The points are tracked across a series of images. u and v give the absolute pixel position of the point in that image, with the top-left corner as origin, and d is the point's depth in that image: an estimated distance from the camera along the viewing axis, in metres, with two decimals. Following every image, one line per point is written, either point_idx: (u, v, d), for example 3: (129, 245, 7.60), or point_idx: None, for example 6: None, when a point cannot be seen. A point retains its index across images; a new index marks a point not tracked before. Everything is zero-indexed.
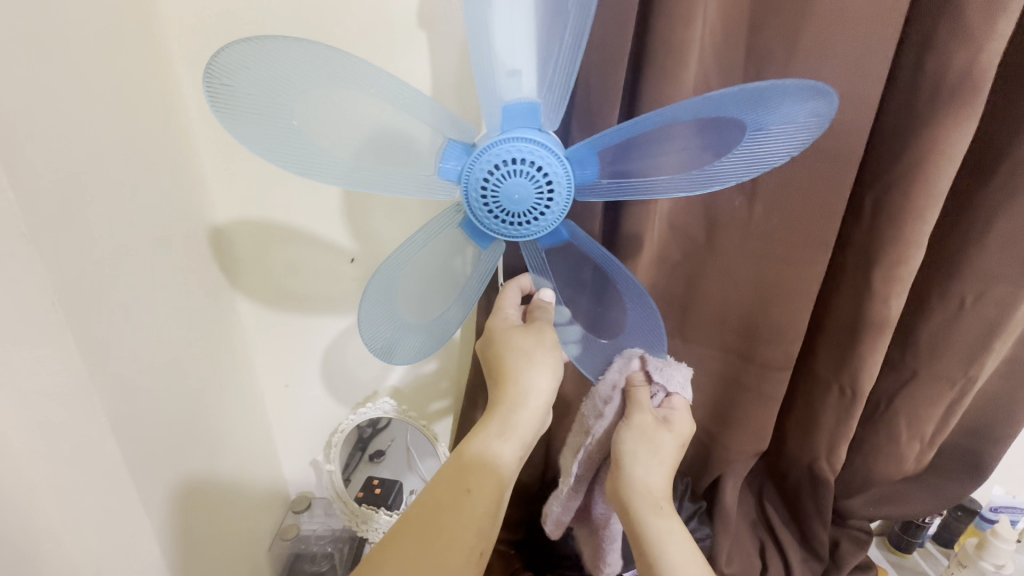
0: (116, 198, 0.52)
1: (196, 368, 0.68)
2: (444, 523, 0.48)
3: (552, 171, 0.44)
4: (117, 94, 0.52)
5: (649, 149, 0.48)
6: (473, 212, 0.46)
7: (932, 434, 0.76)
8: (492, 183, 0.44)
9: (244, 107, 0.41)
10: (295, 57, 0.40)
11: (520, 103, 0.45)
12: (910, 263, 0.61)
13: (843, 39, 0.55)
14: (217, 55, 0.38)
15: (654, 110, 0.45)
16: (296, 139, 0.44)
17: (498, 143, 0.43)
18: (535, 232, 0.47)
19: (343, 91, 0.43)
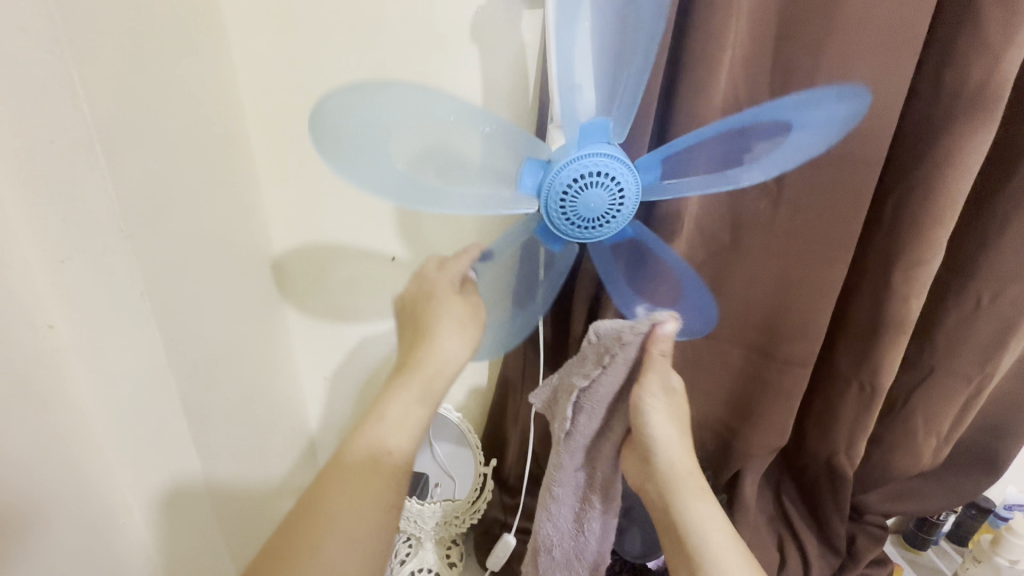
0: (192, 199, 0.56)
1: (251, 359, 0.72)
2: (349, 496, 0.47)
3: (626, 182, 0.47)
4: (195, 99, 0.56)
5: (701, 159, 0.51)
6: (549, 218, 0.49)
7: (948, 431, 0.78)
8: (572, 193, 0.47)
9: (349, 148, 0.44)
10: (394, 93, 0.44)
11: (591, 121, 0.49)
12: (930, 264, 0.64)
13: (868, 51, 0.58)
14: (323, 103, 0.41)
15: (697, 127, 0.49)
16: (397, 175, 0.47)
17: (582, 157, 0.46)
18: (602, 239, 0.50)
19: (429, 125, 0.46)
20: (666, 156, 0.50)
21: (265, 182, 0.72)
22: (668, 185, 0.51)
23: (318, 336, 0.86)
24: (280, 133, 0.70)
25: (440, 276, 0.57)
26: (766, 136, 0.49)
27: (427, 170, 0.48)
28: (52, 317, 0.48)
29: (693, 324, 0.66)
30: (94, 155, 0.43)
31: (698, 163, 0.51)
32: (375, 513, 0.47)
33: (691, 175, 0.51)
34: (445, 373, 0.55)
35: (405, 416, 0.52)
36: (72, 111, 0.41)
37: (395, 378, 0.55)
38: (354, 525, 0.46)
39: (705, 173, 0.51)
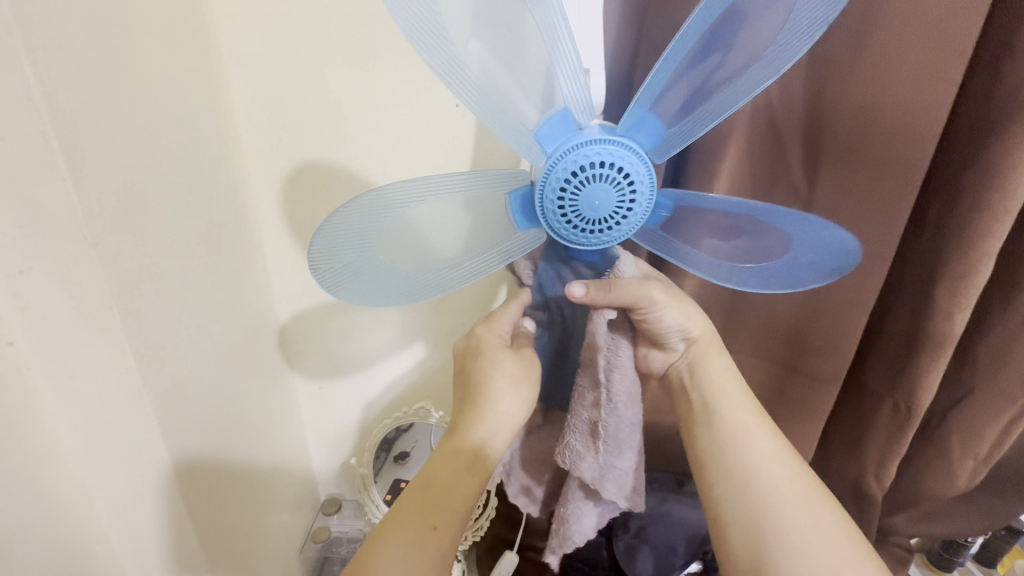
0: (169, 203, 0.51)
1: (239, 369, 0.68)
2: (431, 510, 0.49)
3: (630, 168, 0.42)
4: (173, 93, 0.51)
5: (705, 74, 0.42)
6: (554, 229, 0.44)
7: (987, 453, 0.73)
8: (571, 189, 0.42)
9: (351, 274, 0.45)
10: (356, 214, 0.42)
11: (550, 120, 0.42)
12: (978, 278, 0.58)
13: (916, 41, 0.52)
14: (309, 250, 0.42)
15: (664, 52, 0.40)
16: (405, 275, 0.47)
17: (578, 146, 0.41)
18: (622, 237, 0.45)
19: (417, 215, 0.44)
20: (654, 101, 0.42)
21: (257, 181, 0.68)
22: (679, 129, 0.44)
23: (315, 344, 0.81)
24: (273, 129, 0.65)
25: (489, 331, 0.55)
26: (760, 5, 0.39)
27: (435, 258, 0.47)
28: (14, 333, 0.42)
29: (836, 263, 0.48)
30: (52, 155, 0.38)
31: (701, 80, 0.42)
32: (428, 567, 0.46)
33: (704, 98, 0.42)
34: (491, 431, 0.53)
35: (458, 483, 0.50)
36: (27, 106, 0.36)
37: (447, 435, 0.54)
38: (429, 543, 0.47)
39: (719, 86, 0.42)
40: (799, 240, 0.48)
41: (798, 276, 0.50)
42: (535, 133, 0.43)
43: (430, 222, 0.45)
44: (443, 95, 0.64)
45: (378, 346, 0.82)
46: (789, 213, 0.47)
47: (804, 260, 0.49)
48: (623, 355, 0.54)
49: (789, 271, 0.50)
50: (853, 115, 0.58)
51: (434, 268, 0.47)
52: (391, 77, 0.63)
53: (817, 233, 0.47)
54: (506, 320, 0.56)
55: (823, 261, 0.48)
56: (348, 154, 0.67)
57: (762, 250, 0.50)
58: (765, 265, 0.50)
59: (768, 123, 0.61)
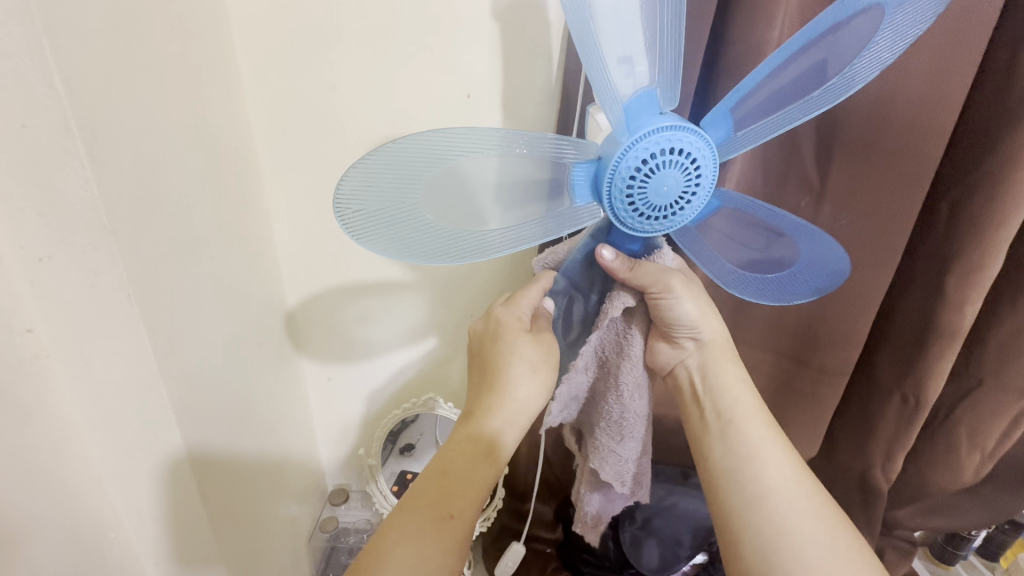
0: (184, 193, 0.52)
1: (250, 361, 0.68)
2: (449, 494, 0.49)
3: (702, 158, 0.41)
4: (188, 83, 0.51)
5: (789, 85, 0.41)
6: (615, 211, 0.43)
7: (993, 447, 0.73)
8: (641, 177, 0.41)
9: (380, 220, 0.42)
10: (402, 157, 0.40)
11: (624, 105, 0.41)
12: (989, 271, 0.59)
13: (932, 33, 0.52)
14: (340, 185, 0.39)
15: (768, 56, 0.40)
16: (438, 232, 0.44)
17: (650, 132, 0.40)
18: (673, 227, 0.45)
19: (458, 168, 0.43)
20: (736, 102, 0.42)
21: (268, 173, 0.68)
22: (746, 134, 0.43)
23: (325, 333, 0.82)
24: (286, 120, 0.65)
25: (508, 313, 0.55)
26: (864, 30, 0.39)
27: (471, 216, 0.45)
28: (31, 321, 0.44)
29: (821, 283, 0.51)
30: (72, 142, 0.38)
31: (780, 93, 0.42)
32: (446, 549, 0.47)
33: (779, 107, 0.42)
34: (503, 415, 0.53)
35: (473, 469, 0.51)
36: (48, 92, 0.36)
37: (460, 420, 0.54)
38: (446, 526, 0.48)
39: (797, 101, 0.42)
40: (803, 257, 0.50)
41: (793, 292, 0.52)
42: (621, 105, 0.42)
43: (470, 178, 0.43)
44: (456, 86, 0.64)
45: (387, 336, 0.83)
46: (814, 230, 0.48)
47: (800, 277, 0.51)
48: (632, 345, 0.54)
49: (789, 289, 0.52)
50: (868, 107, 0.58)
51: (468, 230, 0.45)
52: (404, 67, 0.63)
53: (828, 255, 0.50)
54: (527, 301, 0.55)
55: (812, 281, 0.51)
56: (359, 143, 0.67)
57: (775, 261, 0.51)
58: (769, 278, 0.51)
59: None
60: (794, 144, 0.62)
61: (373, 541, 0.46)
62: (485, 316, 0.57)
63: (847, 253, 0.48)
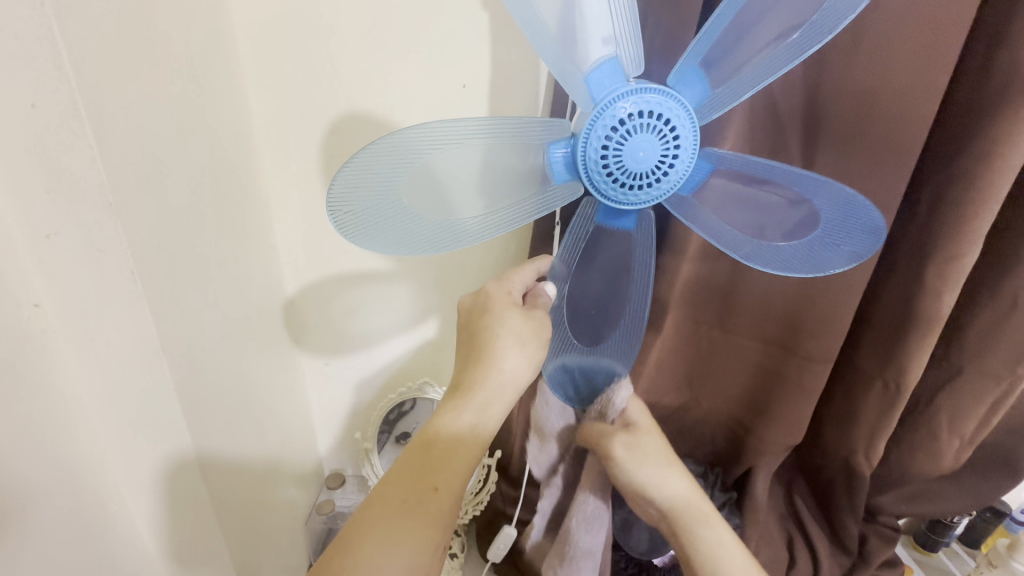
0: (187, 176, 0.53)
1: (248, 345, 0.69)
2: (435, 466, 0.51)
3: (677, 121, 0.42)
4: (191, 68, 0.53)
5: (750, 32, 0.43)
6: (594, 183, 0.44)
7: (972, 433, 0.75)
8: (615, 144, 0.42)
9: (370, 218, 0.45)
10: (383, 158, 0.43)
11: (592, 75, 0.43)
12: (968, 258, 0.60)
13: (911, 26, 0.54)
14: (330, 189, 0.42)
15: (716, 10, 0.42)
16: (423, 225, 0.48)
17: (620, 99, 0.42)
18: (659, 195, 0.45)
19: (439, 162, 0.45)
20: (699, 60, 0.44)
21: (270, 160, 0.70)
22: (725, 90, 0.45)
23: (322, 320, 0.83)
24: (285, 108, 0.66)
25: (498, 288, 0.57)
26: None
27: (453, 207, 0.48)
28: (37, 296, 0.46)
29: (858, 247, 0.51)
30: (79, 122, 0.39)
31: (749, 46, 0.44)
32: (430, 518, 0.49)
33: (751, 57, 0.44)
34: (499, 397, 0.54)
35: (459, 443, 0.53)
36: (57, 72, 0.38)
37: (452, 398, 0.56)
38: (431, 496, 0.50)
39: (767, 46, 0.44)
40: (827, 216, 0.50)
41: (825, 258, 0.52)
42: (585, 78, 0.44)
43: (451, 171, 0.46)
44: (453, 75, 0.66)
45: (383, 323, 0.84)
46: (822, 181, 0.48)
47: (827, 240, 0.51)
48: (589, 501, 0.66)
49: (811, 253, 0.52)
50: (852, 99, 0.59)
51: (453, 219, 0.48)
52: (401, 57, 0.64)
53: (849, 210, 0.49)
54: (519, 280, 0.58)
55: (845, 242, 0.51)
56: (358, 131, 0.68)
57: (795, 222, 0.51)
58: (792, 244, 0.52)
59: (769, 107, 0.63)
60: (780, 135, 0.64)
61: (361, 507, 0.49)
62: (475, 292, 0.58)
63: (870, 207, 0.47)
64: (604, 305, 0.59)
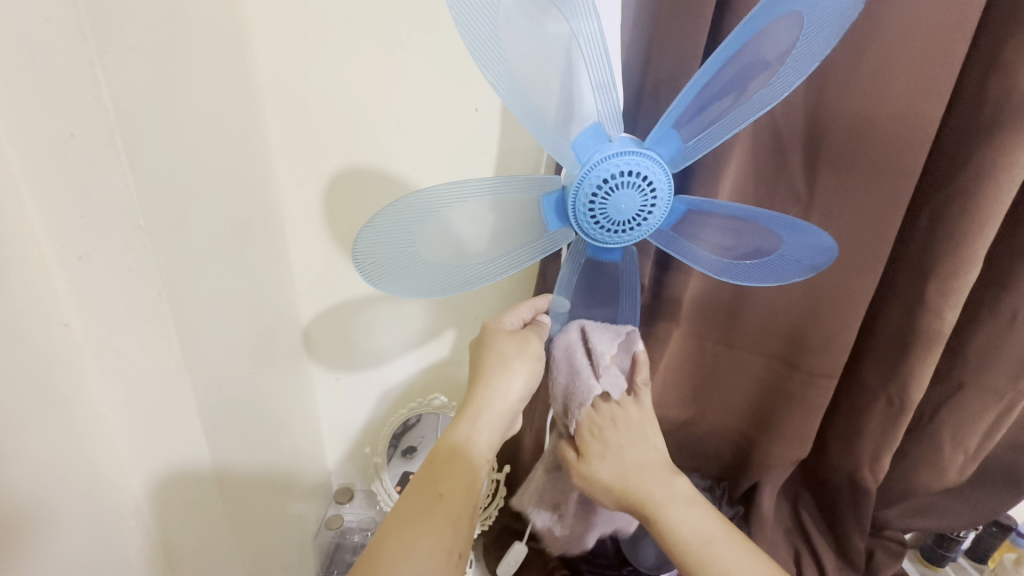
0: (210, 196, 0.55)
1: (263, 362, 0.70)
2: (448, 487, 0.52)
3: (655, 177, 0.46)
4: (215, 93, 0.55)
5: (723, 93, 0.46)
6: (583, 230, 0.48)
7: (976, 447, 0.76)
8: (601, 196, 0.45)
9: (391, 269, 0.49)
10: (399, 217, 0.47)
11: (581, 133, 0.46)
12: (967, 277, 0.62)
13: (908, 53, 0.57)
14: (354, 248, 0.47)
15: (692, 79, 0.45)
16: (440, 270, 0.52)
17: (606, 158, 0.45)
18: (641, 237, 0.49)
19: (451, 216, 0.49)
20: (678, 115, 0.46)
21: (286, 179, 0.71)
22: (697, 142, 0.48)
23: (333, 337, 0.84)
24: (303, 127, 0.68)
25: (498, 326, 0.59)
26: (781, 36, 0.44)
27: (467, 252, 0.51)
28: (68, 316, 0.48)
29: (814, 261, 0.54)
30: (116, 149, 0.41)
31: (722, 100, 0.47)
32: (450, 538, 0.50)
33: (724, 109, 0.47)
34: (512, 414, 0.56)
35: (466, 462, 0.54)
36: (96, 104, 0.40)
37: (463, 415, 0.57)
38: (449, 516, 0.50)
39: (740, 105, 0.47)
40: (789, 243, 0.53)
41: (785, 272, 0.55)
42: (568, 135, 0.47)
43: (461, 223, 0.50)
44: (465, 99, 0.67)
45: (393, 338, 0.85)
46: (785, 219, 0.51)
47: (792, 261, 0.54)
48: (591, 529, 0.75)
49: (773, 273, 0.55)
50: (852, 122, 0.61)
51: (464, 266, 0.52)
52: (416, 79, 0.66)
53: (808, 242, 0.53)
54: (518, 317, 0.60)
55: (803, 261, 0.54)
56: (374, 150, 0.70)
57: (759, 248, 0.54)
58: (760, 264, 0.55)
59: (771, 129, 0.65)
60: (782, 156, 0.66)
61: (380, 534, 0.49)
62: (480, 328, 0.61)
63: (821, 234, 0.51)
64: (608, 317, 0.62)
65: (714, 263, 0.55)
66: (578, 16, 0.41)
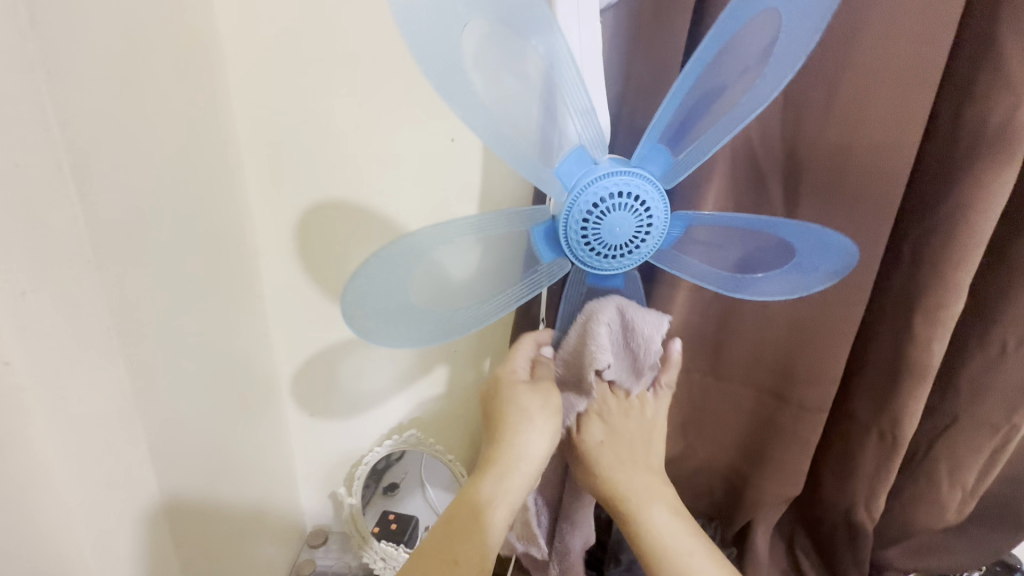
0: (170, 227, 0.53)
1: (228, 399, 0.67)
2: (458, 554, 0.49)
3: (648, 197, 0.45)
4: (176, 123, 0.53)
5: (708, 99, 0.45)
6: (577, 257, 0.47)
7: (974, 483, 0.73)
8: (593, 219, 0.44)
9: (382, 318, 0.48)
10: (385, 263, 0.46)
11: (565, 158, 0.45)
12: (953, 307, 0.61)
13: (880, 83, 0.57)
14: (343, 299, 0.45)
15: (670, 91, 0.44)
16: (432, 315, 0.50)
17: (596, 180, 0.44)
18: (639, 260, 0.48)
19: (440, 257, 0.48)
20: (660, 133, 0.46)
21: (259, 209, 0.70)
22: (685, 157, 0.47)
23: (307, 370, 0.81)
24: (276, 157, 0.67)
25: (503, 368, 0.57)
26: (758, 35, 0.43)
27: (459, 294, 0.50)
28: None
29: (836, 264, 0.51)
30: (64, 183, 0.40)
31: (703, 113, 0.46)
32: None
33: (708, 123, 0.46)
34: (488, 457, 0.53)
35: (481, 528, 0.51)
36: (40, 134, 0.38)
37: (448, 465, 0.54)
38: None
39: (726, 110, 0.45)
40: (804, 248, 0.51)
41: (803, 278, 0.53)
42: (552, 162, 0.45)
43: (450, 264, 0.48)
44: (441, 128, 0.66)
45: (370, 372, 0.82)
46: (794, 222, 0.50)
47: (808, 265, 0.52)
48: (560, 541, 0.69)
49: (792, 279, 0.53)
50: (830, 152, 0.61)
51: (455, 307, 0.50)
52: (390, 109, 0.65)
53: (825, 246, 0.50)
54: (523, 357, 0.57)
55: (826, 264, 0.51)
56: (349, 179, 0.69)
57: (770, 255, 0.52)
58: (773, 272, 0.53)
59: (750, 160, 0.65)
60: (762, 186, 0.65)
61: None
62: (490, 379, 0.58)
63: (839, 238, 0.49)
64: None
65: (722, 274, 0.53)
66: (541, 37, 0.41)
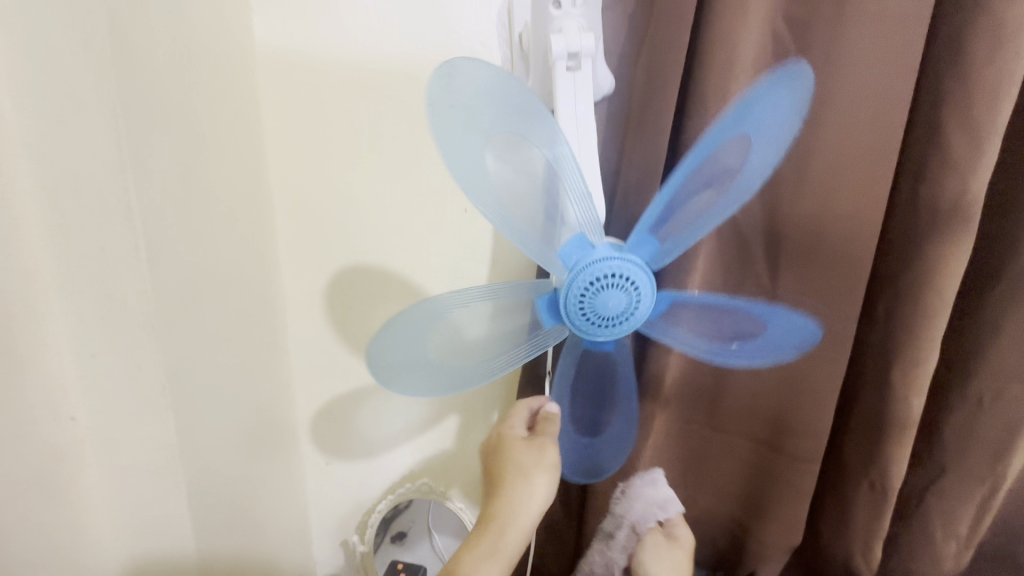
0: (213, 294, 0.60)
1: (251, 448, 0.72)
2: None
3: (637, 276, 0.50)
4: (223, 203, 0.61)
5: (692, 197, 0.52)
6: (576, 325, 0.52)
7: (967, 535, 0.76)
8: (589, 296, 0.50)
9: (401, 368, 0.54)
10: (407, 320, 0.53)
11: (567, 241, 0.51)
12: (928, 363, 0.66)
13: (846, 164, 0.64)
14: (369, 349, 0.52)
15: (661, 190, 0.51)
16: (445, 368, 0.55)
17: (591, 262, 0.50)
18: (632, 328, 0.53)
19: (454, 317, 0.54)
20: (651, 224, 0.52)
21: (287, 272, 0.75)
22: (670, 245, 0.53)
23: (323, 421, 0.85)
24: (305, 226, 0.73)
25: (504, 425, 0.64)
26: (735, 149, 0.51)
27: (469, 350, 0.56)
28: (74, 409, 0.49)
29: (799, 342, 0.57)
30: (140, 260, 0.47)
31: (688, 209, 0.53)
32: None
33: (690, 217, 0.53)
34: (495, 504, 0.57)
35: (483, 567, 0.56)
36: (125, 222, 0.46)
37: None
38: None
39: (707, 206, 0.52)
40: (774, 327, 0.57)
41: (771, 352, 0.58)
42: (556, 242, 0.52)
43: (463, 323, 0.55)
44: (455, 200, 0.73)
45: (383, 421, 0.86)
46: (767, 305, 0.55)
47: (776, 341, 0.57)
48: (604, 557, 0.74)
49: (760, 353, 0.58)
50: (806, 222, 0.68)
51: (466, 363, 0.56)
52: (409, 184, 0.72)
53: (790, 328, 0.56)
54: (520, 419, 0.64)
55: (791, 343, 0.57)
56: (370, 244, 0.75)
57: (746, 330, 0.58)
58: (746, 345, 0.58)
59: (735, 228, 0.72)
60: (748, 252, 0.72)
61: None
62: (492, 435, 0.65)
63: (805, 323, 0.54)
64: (597, 401, 0.65)
65: (700, 345, 0.58)
66: (546, 144, 0.48)
